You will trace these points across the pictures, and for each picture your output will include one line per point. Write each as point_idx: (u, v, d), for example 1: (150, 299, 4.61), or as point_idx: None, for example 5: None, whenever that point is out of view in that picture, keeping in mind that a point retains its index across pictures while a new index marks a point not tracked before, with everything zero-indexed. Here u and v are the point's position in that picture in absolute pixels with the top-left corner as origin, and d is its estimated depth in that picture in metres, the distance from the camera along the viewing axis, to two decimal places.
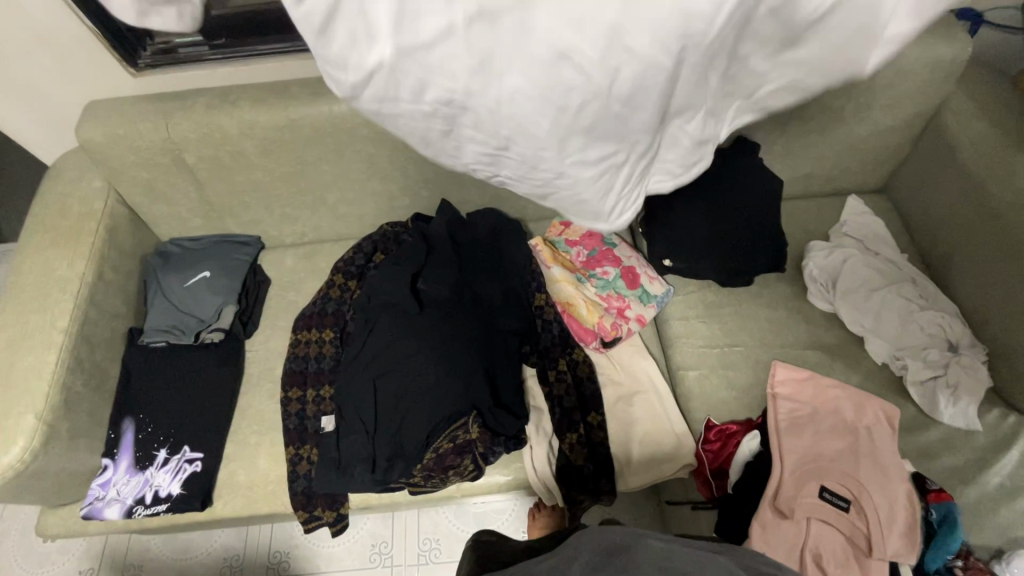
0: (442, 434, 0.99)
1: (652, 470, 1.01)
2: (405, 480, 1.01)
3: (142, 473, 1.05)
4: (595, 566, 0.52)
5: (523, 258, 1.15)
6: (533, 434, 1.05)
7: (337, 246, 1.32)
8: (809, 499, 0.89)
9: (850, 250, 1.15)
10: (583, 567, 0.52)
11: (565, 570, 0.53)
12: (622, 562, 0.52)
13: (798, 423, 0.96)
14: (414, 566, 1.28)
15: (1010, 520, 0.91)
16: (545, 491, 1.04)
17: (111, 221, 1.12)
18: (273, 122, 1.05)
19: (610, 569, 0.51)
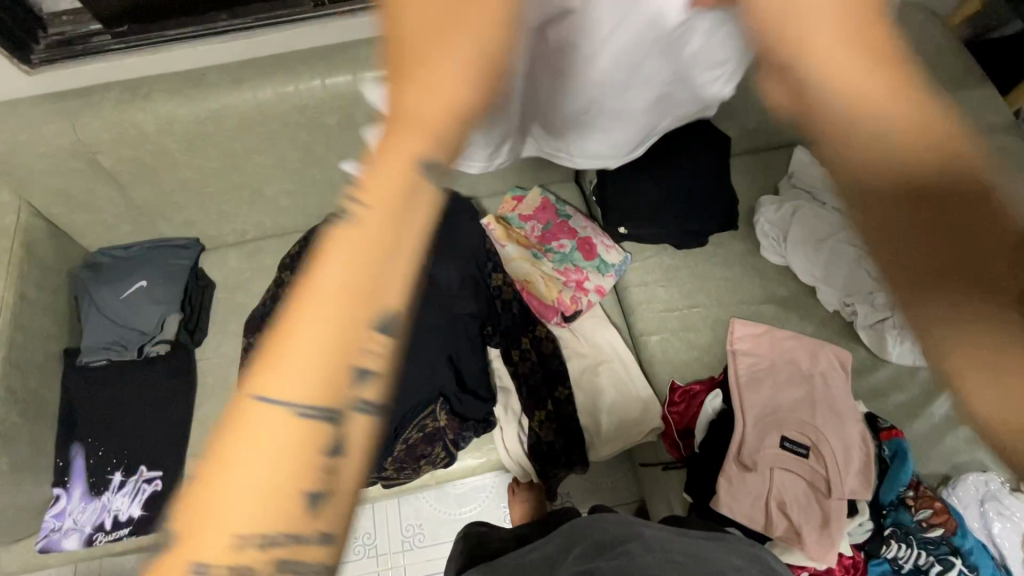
0: (411, 424, 0.97)
1: (622, 437, 1.02)
2: (377, 474, 0.99)
3: (98, 499, 1.00)
4: (589, 558, 0.54)
5: (476, 237, 1.09)
6: (502, 416, 1.05)
7: (282, 241, 1.25)
8: (771, 450, 0.92)
9: (799, 202, 1.16)
10: (578, 561, 0.55)
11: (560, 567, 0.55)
12: (615, 551, 0.54)
13: (758, 376, 0.99)
14: (400, 553, 1.29)
15: (955, 447, 0.97)
16: (519, 468, 1.05)
17: (29, 236, 1.03)
18: (193, 114, 0.97)
19: (602, 559, 0.54)
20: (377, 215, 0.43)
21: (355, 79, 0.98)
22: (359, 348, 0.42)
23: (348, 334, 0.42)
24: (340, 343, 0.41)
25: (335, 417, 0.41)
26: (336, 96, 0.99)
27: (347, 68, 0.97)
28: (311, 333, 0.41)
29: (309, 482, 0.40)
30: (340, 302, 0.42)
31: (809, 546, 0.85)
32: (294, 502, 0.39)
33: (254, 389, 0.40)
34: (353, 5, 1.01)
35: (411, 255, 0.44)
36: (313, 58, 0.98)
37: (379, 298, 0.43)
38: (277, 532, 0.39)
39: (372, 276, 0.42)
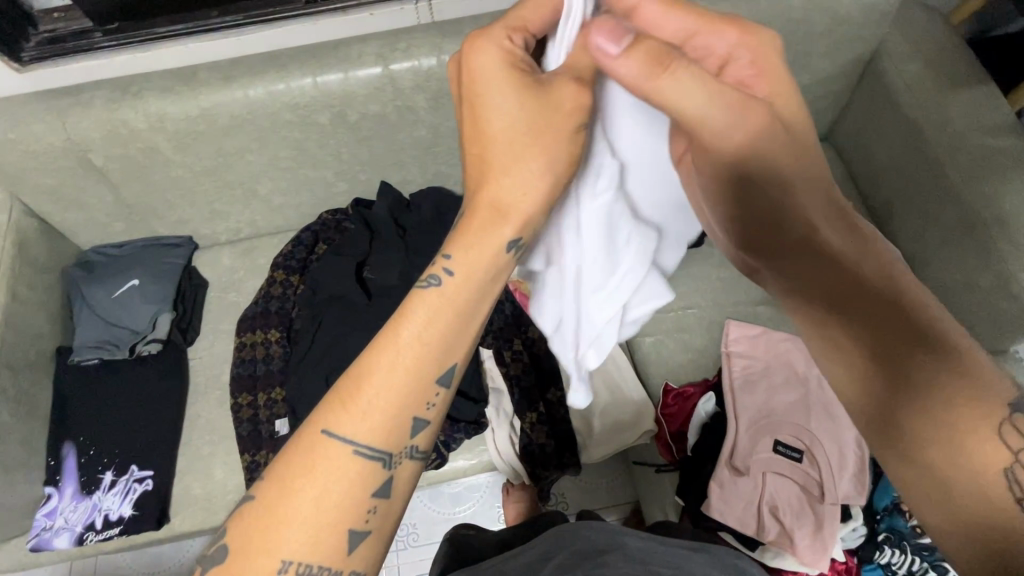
0: None
1: (615, 440, 1.02)
2: None
3: (89, 498, 1.00)
4: (570, 564, 0.53)
5: None
6: (494, 417, 1.03)
7: (275, 239, 1.25)
8: (764, 454, 0.91)
9: None
10: (558, 567, 0.53)
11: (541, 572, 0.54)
12: (597, 559, 0.53)
13: (751, 379, 0.97)
14: (393, 552, 1.29)
15: None
16: (511, 470, 1.04)
17: (21, 235, 1.03)
18: (184, 112, 0.97)
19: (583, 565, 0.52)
20: (459, 287, 0.48)
21: (347, 77, 0.97)
22: (423, 407, 0.47)
23: (415, 395, 0.46)
24: (403, 403, 0.46)
25: (390, 468, 0.46)
26: (328, 95, 0.98)
27: (339, 65, 0.96)
28: (382, 385, 0.45)
29: (356, 516, 0.44)
30: (409, 365, 0.46)
31: (800, 551, 0.84)
32: (344, 533, 0.43)
33: (327, 422, 0.44)
34: (345, 3, 1.00)
35: (472, 332, 0.49)
36: (304, 56, 0.97)
37: (441, 368, 0.47)
38: (322, 557, 0.43)
39: (445, 339, 0.47)
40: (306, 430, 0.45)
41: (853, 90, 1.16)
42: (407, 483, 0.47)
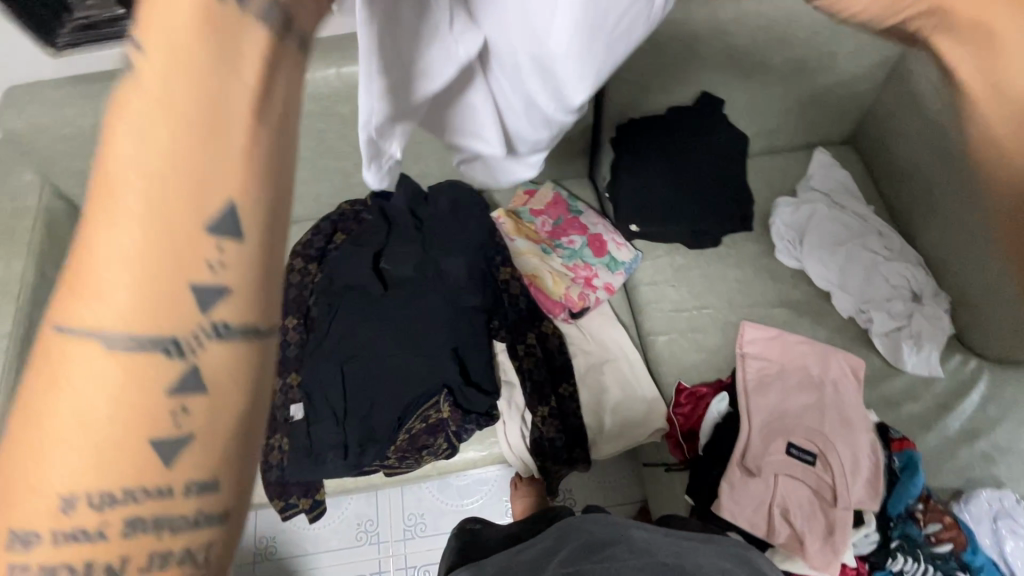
0: (414, 414, 0.99)
1: (626, 437, 1.01)
2: (380, 462, 1.00)
3: None
4: (578, 558, 0.55)
5: (485, 232, 1.11)
6: (506, 410, 1.04)
7: (294, 228, 1.26)
8: (776, 456, 0.90)
9: (817, 204, 1.14)
10: (565, 561, 0.54)
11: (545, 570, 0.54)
12: (604, 553, 0.55)
13: (766, 381, 0.97)
14: (401, 542, 1.30)
15: (969, 461, 0.94)
16: (521, 464, 1.04)
17: (51, 217, 1.05)
18: None
19: (591, 559, 0.54)
20: (167, 76, 0.22)
21: None
22: (202, 271, 0.24)
23: (182, 250, 0.23)
24: (161, 265, 0.23)
25: (185, 361, 0.24)
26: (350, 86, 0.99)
27: None
28: (116, 247, 0.22)
29: (157, 444, 0.24)
30: (157, 187, 0.22)
31: (811, 555, 0.83)
32: (145, 469, 0.24)
33: (51, 319, 0.23)
34: None
35: (246, 107, 0.23)
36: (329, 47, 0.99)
37: (214, 197, 0.23)
38: (123, 494, 0.24)
39: (178, 156, 0.22)
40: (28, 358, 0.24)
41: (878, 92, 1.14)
42: (254, 372, 0.26)
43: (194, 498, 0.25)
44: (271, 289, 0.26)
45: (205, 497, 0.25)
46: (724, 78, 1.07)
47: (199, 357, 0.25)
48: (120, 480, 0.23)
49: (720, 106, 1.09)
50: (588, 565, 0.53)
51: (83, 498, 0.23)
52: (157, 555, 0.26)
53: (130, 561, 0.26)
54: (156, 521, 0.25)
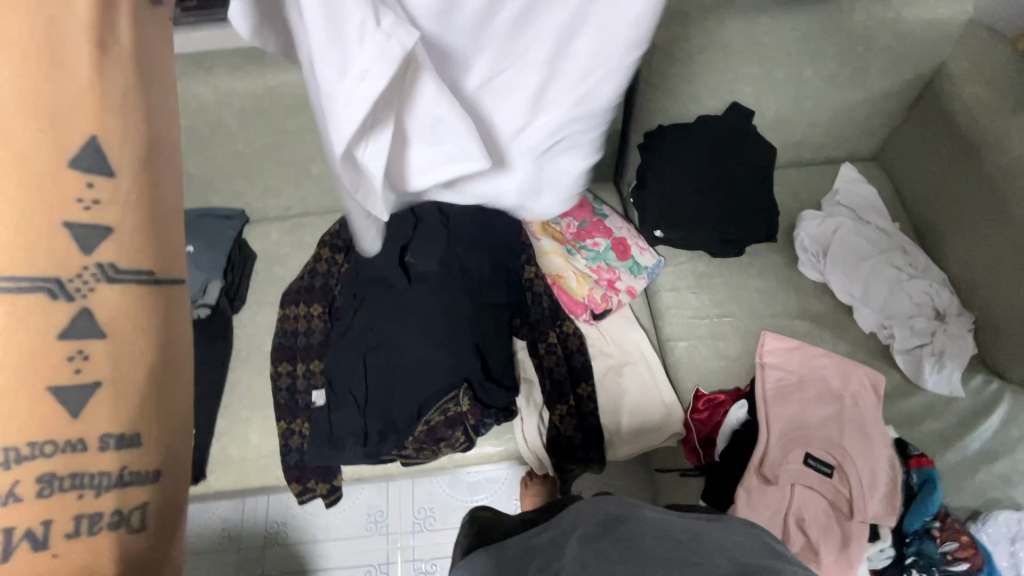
0: (434, 406, 1.00)
1: (643, 440, 1.02)
2: (398, 452, 1.01)
3: None
4: (593, 535, 0.55)
5: (513, 230, 1.12)
6: (524, 407, 1.06)
7: (323, 219, 1.29)
8: (794, 465, 0.90)
9: (842, 218, 1.14)
10: (582, 539, 0.54)
11: (565, 547, 0.54)
12: (620, 531, 0.55)
13: (785, 391, 0.97)
14: (410, 534, 1.31)
15: (989, 482, 0.93)
16: (537, 461, 1.06)
17: None
18: (251, 89, 1.01)
19: (606, 537, 0.54)
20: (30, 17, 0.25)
21: None
22: (74, 209, 0.26)
23: (45, 188, 0.26)
24: (24, 211, 0.25)
25: (71, 301, 0.26)
26: None
27: None
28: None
29: (56, 389, 0.25)
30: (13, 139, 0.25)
31: (826, 565, 0.83)
32: (48, 416, 0.25)
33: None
34: None
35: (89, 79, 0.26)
36: None
37: (75, 135, 0.26)
38: (29, 445, 0.25)
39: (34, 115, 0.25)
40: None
41: (907, 109, 1.15)
42: (153, 309, 0.28)
43: (112, 449, 0.27)
44: (153, 227, 0.29)
45: (124, 450, 0.27)
46: (754, 89, 1.08)
47: (88, 298, 0.26)
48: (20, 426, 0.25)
49: (749, 116, 1.10)
50: (604, 542, 0.53)
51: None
52: (84, 517, 0.27)
53: (51, 524, 0.26)
54: (73, 477, 0.26)
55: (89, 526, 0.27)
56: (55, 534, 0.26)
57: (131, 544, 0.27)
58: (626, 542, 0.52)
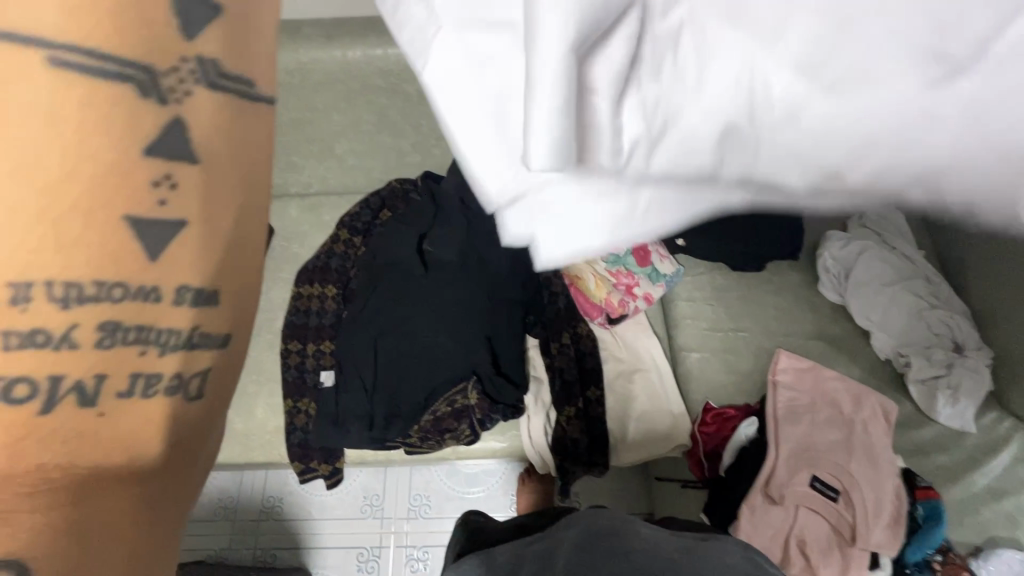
0: (441, 397, 1.00)
1: (648, 448, 1.01)
2: (402, 439, 1.01)
3: None
4: (584, 545, 0.57)
5: None
6: (532, 405, 1.05)
7: (342, 198, 1.28)
8: (800, 487, 0.90)
9: (867, 242, 1.13)
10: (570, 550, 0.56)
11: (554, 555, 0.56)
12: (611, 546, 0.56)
13: (796, 412, 0.96)
14: (405, 521, 1.32)
15: (993, 520, 0.93)
16: (541, 460, 1.05)
17: None
18: (282, 63, 1.00)
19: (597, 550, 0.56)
20: None
21: None
22: (169, 61, 0.26)
23: (140, 35, 0.26)
24: (100, 39, 0.25)
25: (163, 138, 0.27)
26: None
27: None
28: (50, 21, 0.24)
29: (136, 234, 0.28)
30: None
31: None
32: (133, 267, 0.28)
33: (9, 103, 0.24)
34: None
35: None
36: None
37: None
38: (95, 289, 0.27)
39: None
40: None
41: None
42: (225, 169, 0.29)
43: (190, 306, 0.30)
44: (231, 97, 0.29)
45: (200, 307, 0.30)
46: None
47: (182, 139, 0.28)
48: (99, 269, 0.27)
49: None
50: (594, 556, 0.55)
51: (44, 290, 0.26)
52: (140, 377, 0.30)
53: (107, 379, 0.29)
54: (137, 333, 0.29)
55: (145, 389, 0.30)
56: (107, 392, 0.29)
57: (185, 409, 0.32)
58: (616, 556, 0.55)
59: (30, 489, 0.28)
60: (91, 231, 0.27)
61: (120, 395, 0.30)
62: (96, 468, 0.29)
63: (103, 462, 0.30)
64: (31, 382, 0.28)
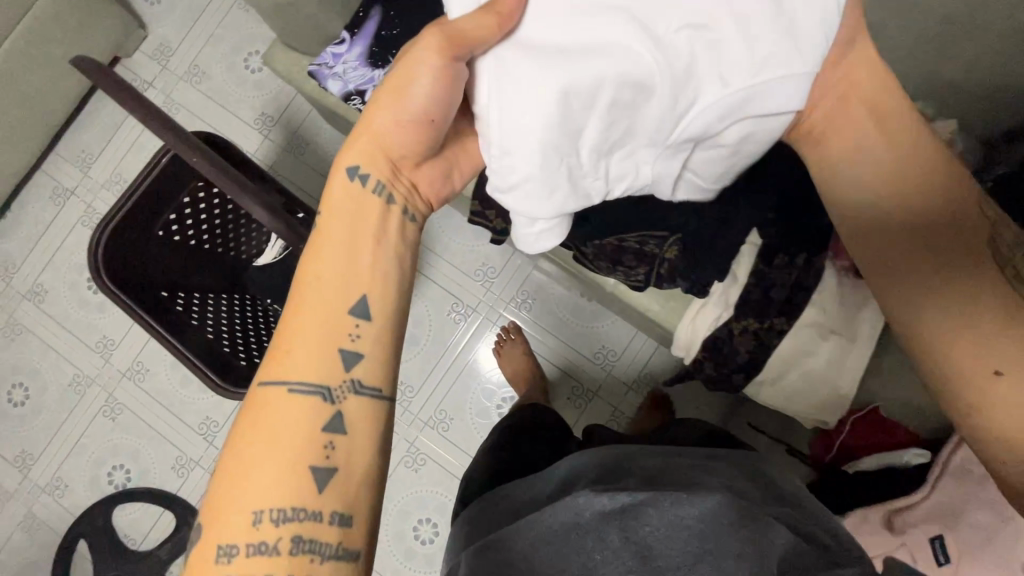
0: (638, 231, 0.90)
1: (790, 403, 0.96)
2: (578, 245, 0.95)
3: (371, 70, 1.00)
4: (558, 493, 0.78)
5: None
6: (715, 294, 0.94)
7: None
8: (916, 533, 0.86)
9: None
10: (551, 492, 0.80)
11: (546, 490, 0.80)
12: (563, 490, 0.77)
13: (966, 475, 0.85)
14: (506, 304, 1.44)
15: None
16: (683, 345, 0.98)
17: None
18: None
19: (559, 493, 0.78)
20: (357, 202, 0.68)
21: None
22: (370, 288, 0.67)
23: (337, 300, 0.65)
24: (332, 327, 0.65)
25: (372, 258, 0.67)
26: None
27: None
28: (325, 318, 0.65)
29: (338, 356, 0.65)
30: (351, 288, 0.66)
31: None
32: (335, 355, 0.65)
33: (327, 343, 0.65)
34: None
35: (370, 258, 0.68)
36: None
37: (350, 306, 0.66)
38: (323, 421, 0.63)
39: (340, 290, 0.65)
40: (318, 256, 0.66)
41: None
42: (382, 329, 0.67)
43: (357, 374, 0.65)
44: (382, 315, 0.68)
45: (362, 361, 0.66)
46: None
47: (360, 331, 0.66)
48: (322, 350, 0.64)
49: None
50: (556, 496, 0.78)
51: (329, 384, 0.63)
52: (342, 383, 0.64)
53: (340, 382, 0.64)
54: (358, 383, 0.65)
55: (354, 390, 0.65)
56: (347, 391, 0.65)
57: (364, 372, 0.66)
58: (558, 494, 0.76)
59: (297, 449, 0.61)
60: (332, 316, 0.65)
61: (354, 389, 0.65)
62: (302, 459, 0.60)
63: (310, 438, 0.61)
64: (289, 492, 0.59)
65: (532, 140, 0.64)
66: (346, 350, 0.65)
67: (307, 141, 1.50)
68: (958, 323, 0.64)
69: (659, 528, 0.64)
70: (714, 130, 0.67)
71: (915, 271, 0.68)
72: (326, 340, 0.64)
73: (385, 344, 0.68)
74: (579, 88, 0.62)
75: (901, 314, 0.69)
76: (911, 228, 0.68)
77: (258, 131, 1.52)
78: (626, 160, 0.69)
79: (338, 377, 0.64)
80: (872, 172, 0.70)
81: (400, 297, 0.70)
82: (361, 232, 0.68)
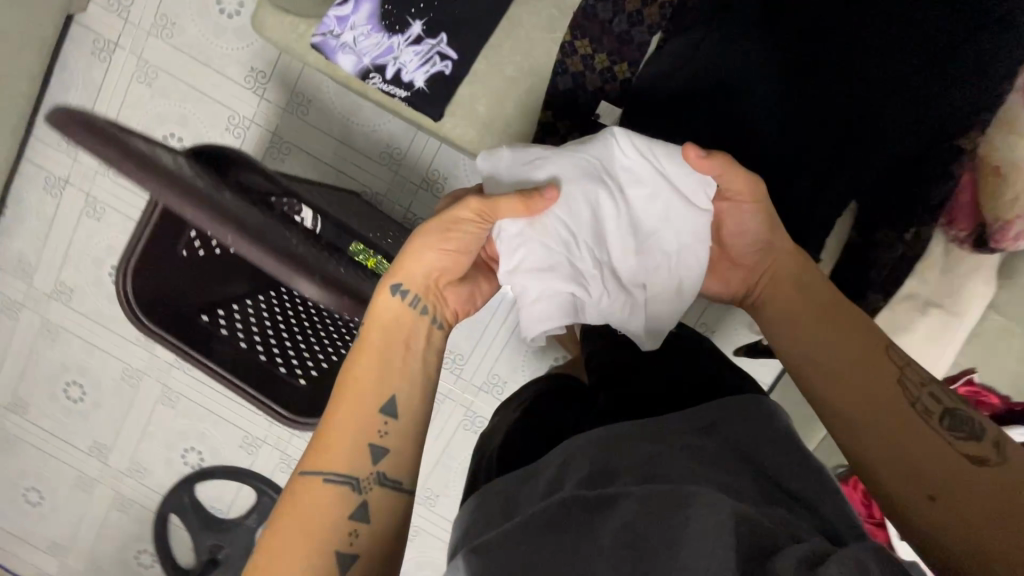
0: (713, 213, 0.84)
1: None
2: None
3: (390, 38, 0.90)
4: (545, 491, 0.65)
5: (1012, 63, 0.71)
6: None
7: None
8: None
9: None
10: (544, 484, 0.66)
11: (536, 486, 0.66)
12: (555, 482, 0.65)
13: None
14: None
15: None
16: None
17: None
18: None
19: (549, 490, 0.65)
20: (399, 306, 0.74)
21: None
22: (405, 381, 0.72)
23: (375, 396, 0.70)
24: (366, 420, 0.69)
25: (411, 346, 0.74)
26: None
27: None
28: (362, 417, 0.69)
29: (371, 447, 0.68)
30: (384, 380, 0.71)
31: None
32: (367, 451, 0.68)
33: (361, 436, 0.69)
34: None
35: (408, 358, 0.74)
36: None
37: (386, 399, 0.70)
38: (348, 514, 0.65)
39: (380, 387, 0.70)
40: (355, 361, 0.72)
41: None
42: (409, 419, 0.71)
43: (388, 466, 0.69)
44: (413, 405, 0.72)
45: (392, 455, 0.69)
46: None
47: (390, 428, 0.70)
48: (360, 446, 0.68)
49: None
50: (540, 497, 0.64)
51: (358, 483, 0.67)
52: (371, 479, 0.68)
53: (368, 478, 0.67)
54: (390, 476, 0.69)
55: (382, 483, 0.68)
56: (375, 484, 0.68)
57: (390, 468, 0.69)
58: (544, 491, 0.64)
59: (317, 541, 0.63)
60: (368, 414, 0.69)
61: (381, 482, 0.68)
62: (326, 551, 0.63)
63: (336, 531, 0.64)
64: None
65: (546, 277, 0.84)
66: (378, 447, 0.69)
67: (309, 100, 1.32)
68: (879, 426, 0.68)
69: (628, 509, 0.54)
70: (675, 250, 0.86)
71: (856, 402, 0.71)
72: (360, 441, 0.68)
73: (416, 437, 0.72)
74: (568, 227, 0.82)
75: (855, 443, 0.69)
76: (847, 357, 0.74)
77: (251, 91, 1.33)
78: (619, 283, 0.87)
79: (367, 469, 0.68)
80: (801, 326, 0.80)
81: (429, 400, 0.75)
82: (395, 340, 0.73)
